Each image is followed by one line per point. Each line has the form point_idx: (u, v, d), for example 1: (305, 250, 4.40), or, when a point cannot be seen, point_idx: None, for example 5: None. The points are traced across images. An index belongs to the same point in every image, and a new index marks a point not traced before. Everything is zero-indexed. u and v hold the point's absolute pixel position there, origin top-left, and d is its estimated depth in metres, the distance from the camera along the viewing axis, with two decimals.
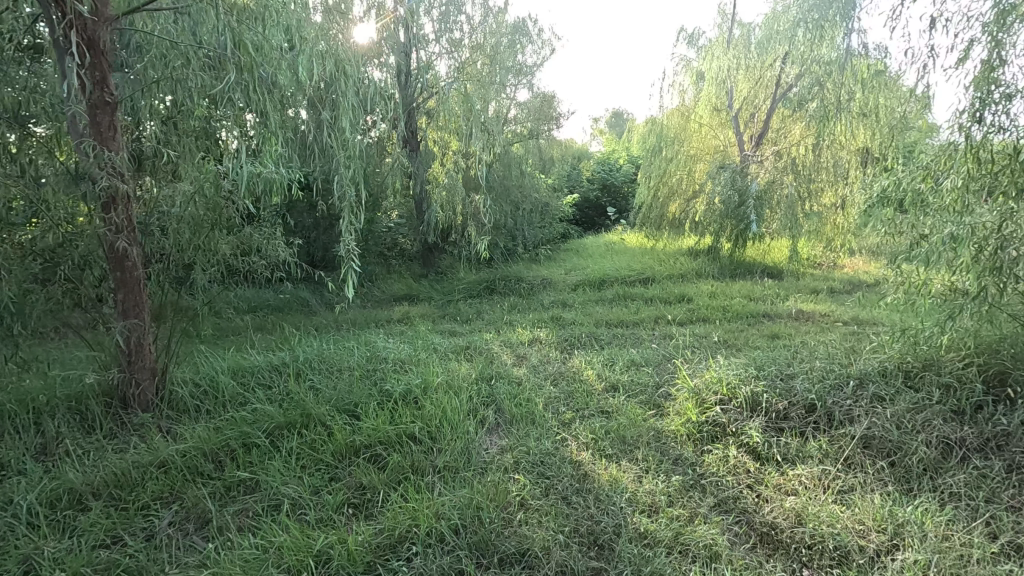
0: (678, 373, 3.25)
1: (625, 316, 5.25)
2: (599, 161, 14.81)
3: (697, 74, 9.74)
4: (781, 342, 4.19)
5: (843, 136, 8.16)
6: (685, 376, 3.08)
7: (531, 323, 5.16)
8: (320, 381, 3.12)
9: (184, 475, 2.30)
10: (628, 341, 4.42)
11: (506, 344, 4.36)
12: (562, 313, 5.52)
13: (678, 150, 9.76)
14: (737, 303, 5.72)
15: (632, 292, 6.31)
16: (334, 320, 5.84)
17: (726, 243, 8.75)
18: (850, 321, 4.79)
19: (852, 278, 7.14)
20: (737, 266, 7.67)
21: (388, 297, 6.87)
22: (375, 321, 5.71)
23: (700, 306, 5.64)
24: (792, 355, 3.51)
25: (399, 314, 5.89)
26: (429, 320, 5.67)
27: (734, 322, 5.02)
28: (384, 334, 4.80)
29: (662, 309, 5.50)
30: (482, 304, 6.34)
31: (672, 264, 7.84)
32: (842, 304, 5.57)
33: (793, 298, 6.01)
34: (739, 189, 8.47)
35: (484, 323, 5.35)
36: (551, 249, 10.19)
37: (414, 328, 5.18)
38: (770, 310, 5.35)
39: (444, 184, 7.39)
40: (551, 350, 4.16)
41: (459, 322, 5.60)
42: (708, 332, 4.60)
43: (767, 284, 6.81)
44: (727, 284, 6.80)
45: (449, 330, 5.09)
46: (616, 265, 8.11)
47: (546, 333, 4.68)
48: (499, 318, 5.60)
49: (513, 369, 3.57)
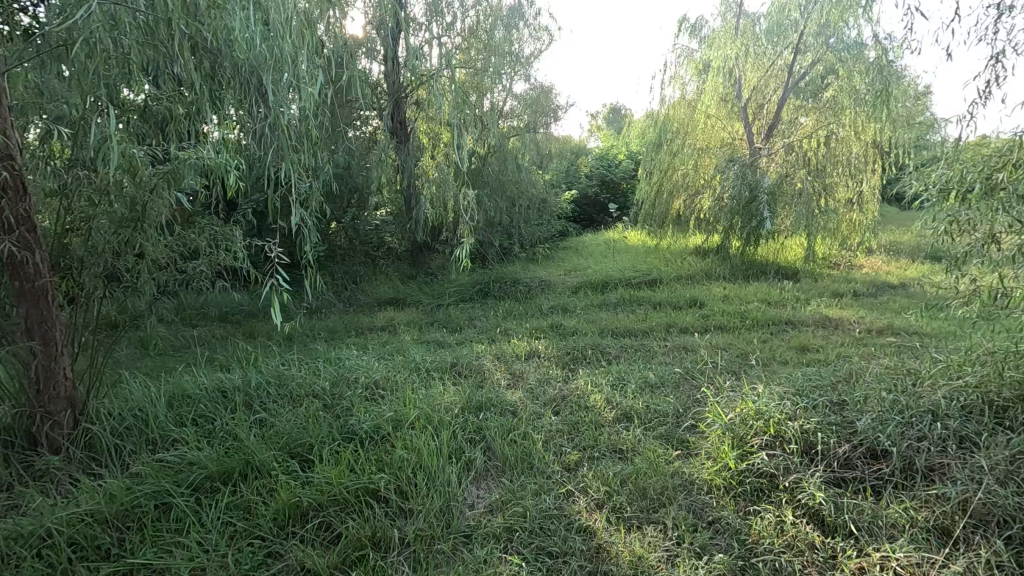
0: (705, 403, 2.72)
1: (634, 324, 4.71)
2: (597, 157, 14.23)
3: (699, 67, 9.05)
4: (815, 358, 3.66)
5: (856, 128, 8.01)
6: (715, 407, 2.56)
7: (528, 332, 4.63)
8: (274, 414, 2.59)
9: (75, 554, 1.77)
10: (638, 355, 3.88)
11: (500, 360, 3.82)
12: (563, 320, 4.99)
13: (684, 143, 9.18)
14: (756, 308, 5.20)
15: (638, 295, 5.80)
16: (311, 328, 5.29)
17: (736, 242, 8.02)
18: (883, 329, 4.31)
19: (874, 279, 6.63)
20: (750, 266, 7.16)
21: (373, 301, 6.32)
22: (356, 330, 5.16)
23: (714, 312, 5.12)
24: (836, 376, 2.99)
25: (383, 321, 5.35)
26: (416, 329, 5.12)
27: (755, 331, 4.49)
28: (361, 347, 4.24)
29: (674, 315, 4.97)
30: (475, 309, 5.82)
31: (679, 264, 7.33)
32: (870, 309, 5.09)
33: (816, 302, 5.49)
34: (750, 183, 7.80)
35: (477, 333, 4.81)
36: (549, 248, 9.62)
37: (398, 339, 4.64)
38: (793, 316, 4.83)
39: (435, 179, 6.86)
40: (552, 366, 3.62)
41: (449, 331, 5.06)
42: (729, 345, 4.06)
43: (785, 285, 6.29)
44: (740, 286, 6.28)
45: (435, 342, 4.55)
46: (618, 265, 7.58)
47: (545, 345, 4.14)
48: (493, 326, 5.05)
49: (507, 392, 3.05)
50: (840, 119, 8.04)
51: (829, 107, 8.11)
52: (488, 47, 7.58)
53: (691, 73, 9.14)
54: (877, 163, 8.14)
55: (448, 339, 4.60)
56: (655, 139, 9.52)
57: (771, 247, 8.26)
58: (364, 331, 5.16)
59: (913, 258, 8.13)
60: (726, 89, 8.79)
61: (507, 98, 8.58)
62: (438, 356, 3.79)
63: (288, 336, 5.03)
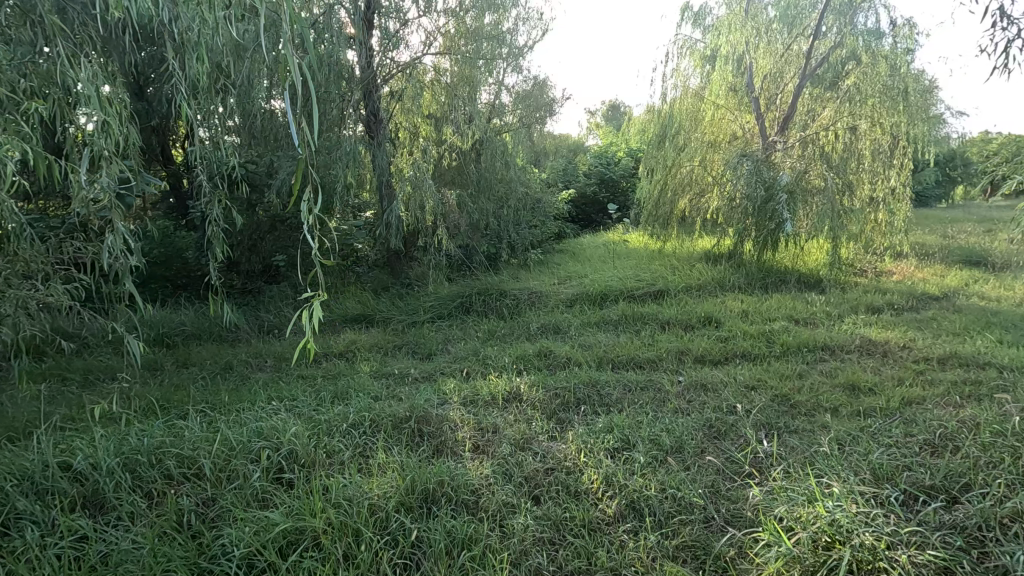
0: (756, 507, 1.93)
1: (638, 351, 3.90)
2: (596, 154, 13.47)
3: (703, 56, 8.28)
4: (875, 405, 2.85)
5: (877, 120, 7.29)
6: (771, 522, 1.79)
7: (509, 363, 3.82)
8: (129, 523, 1.85)
9: None
10: (647, 400, 3.07)
11: (468, 408, 3.01)
12: (553, 345, 4.17)
13: (691, 136, 8.29)
14: (784, 329, 4.39)
15: (643, 311, 4.98)
16: (257, 355, 4.49)
17: (750, 246, 7.08)
18: (944, 361, 3.53)
19: (912, 288, 5.81)
20: (766, 274, 6.37)
21: (337, 319, 5.51)
22: (308, 358, 4.37)
23: (735, 334, 4.32)
24: (923, 451, 2.19)
25: (343, 346, 4.55)
26: (381, 357, 4.33)
27: (789, 361, 3.69)
28: (300, 389, 3.42)
29: (687, 339, 4.16)
30: (453, 328, 5.03)
31: (687, 271, 6.53)
32: (921, 330, 4.28)
33: (853, 319, 4.69)
34: (765, 180, 6.82)
35: (450, 364, 4.00)
36: (542, 254, 8.76)
37: (354, 375, 3.82)
38: (833, 339, 4.02)
39: (407, 178, 6.07)
40: (536, 418, 2.82)
41: (418, 360, 4.26)
42: (760, 385, 3.25)
43: (811, 298, 5.48)
44: (759, 299, 5.47)
45: (396, 379, 3.73)
46: (620, 273, 6.77)
47: (530, 383, 3.33)
48: (471, 351, 4.26)
49: (469, 467, 2.26)
50: (862, 109, 7.32)
51: (848, 96, 7.41)
52: (476, 30, 6.78)
53: (695, 63, 8.36)
54: (904, 158, 7.37)
55: (414, 373, 3.81)
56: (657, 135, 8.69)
57: (789, 252, 7.18)
58: (317, 360, 4.36)
59: (948, 262, 7.30)
60: (736, 78, 8.03)
61: (495, 91, 7.70)
62: (391, 403, 3.00)
63: (225, 367, 4.24)
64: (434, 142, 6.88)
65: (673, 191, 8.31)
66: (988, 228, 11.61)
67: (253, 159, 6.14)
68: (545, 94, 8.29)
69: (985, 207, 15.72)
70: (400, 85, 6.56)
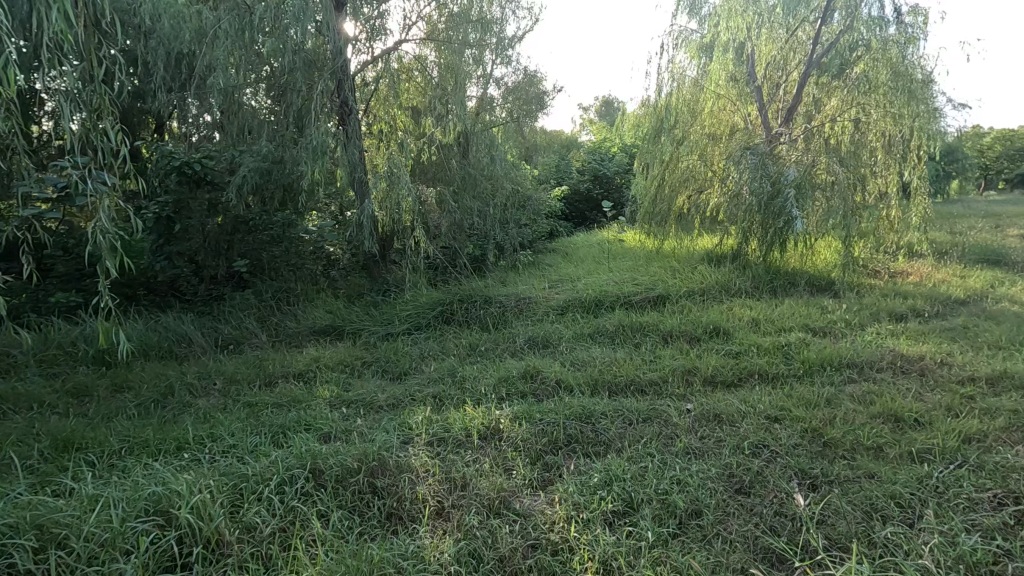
0: None
1: (639, 372, 3.39)
2: (590, 150, 12.99)
3: (699, 47, 7.75)
4: (929, 446, 2.36)
5: (890, 110, 6.81)
6: None
7: (489, 387, 3.30)
8: None
9: None
10: (651, 438, 2.57)
11: (436, 452, 2.50)
12: (541, 364, 3.66)
13: (689, 129, 7.75)
14: (802, 342, 3.89)
15: (642, 320, 4.46)
16: (205, 375, 3.94)
17: (755, 247, 6.49)
18: (994, 385, 3.04)
19: (935, 292, 5.32)
20: (774, 276, 5.87)
21: (304, 331, 4.98)
22: (263, 379, 3.83)
23: (746, 348, 3.82)
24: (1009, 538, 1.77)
25: (303, 364, 4.02)
26: (345, 379, 3.80)
27: (812, 383, 3.19)
28: (241, 425, 2.90)
29: (694, 356, 3.66)
30: (430, 342, 4.50)
31: (687, 274, 6.02)
32: (958, 343, 3.79)
33: (876, 328, 4.20)
34: (771, 175, 6.28)
35: (423, 388, 3.48)
36: (533, 256, 8.25)
37: (310, 405, 3.29)
38: (861, 355, 3.52)
39: (382, 175, 5.52)
40: (517, 468, 2.32)
41: (388, 382, 3.73)
42: (784, 417, 2.74)
43: (826, 304, 4.99)
44: (768, 305, 4.98)
45: (356, 410, 3.19)
46: (615, 275, 6.25)
47: (513, 416, 2.82)
48: (448, 371, 3.73)
49: (424, 550, 1.79)
50: (871, 98, 6.88)
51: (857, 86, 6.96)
52: (457, 14, 6.23)
53: (691, 54, 7.85)
54: (917, 152, 6.88)
55: (380, 402, 3.28)
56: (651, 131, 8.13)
57: (798, 253, 6.51)
58: (273, 383, 3.82)
59: (966, 261, 6.83)
60: (737, 67, 7.53)
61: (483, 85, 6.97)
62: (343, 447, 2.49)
63: (166, 391, 3.69)
64: (414, 136, 6.34)
65: (672, 187, 7.79)
66: (997, 224, 11.17)
67: (212, 155, 5.58)
68: (534, 86, 7.82)
69: (988, 204, 15.35)
70: (379, 74, 6.03)
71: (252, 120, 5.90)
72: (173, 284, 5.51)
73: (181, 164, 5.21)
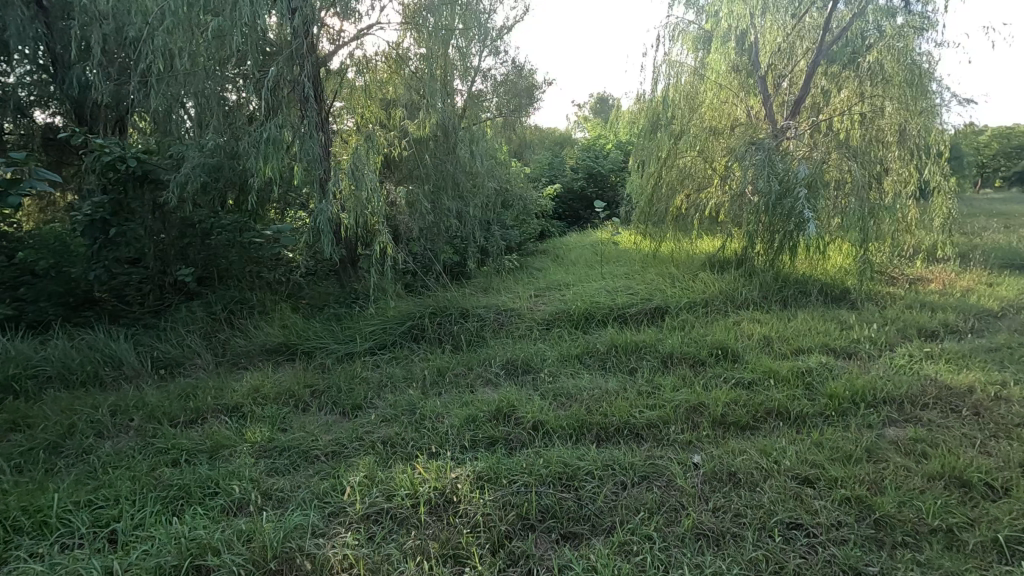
0: None
1: (634, 412, 2.79)
2: (582, 146, 12.42)
3: (696, 39, 7.18)
4: (1018, 532, 1.82)
5: (907, 103, 6.24)
6: None
7: (452, 432, 2.71)
8: None
9: None
10: (651, 513, 2.01)
11: (373, 538, 1.93)
12: (518, 397, 3.07)
13: (688, 122, 7.14)
14: (825, 367, 3.33)
15: (637, 339, 3.87)
16: (122, 409, 3.33)
17: (761, 251, 5.89)
18: None
19: (966, 302, 4.77)
20: (783, 284, 5.31)
21: (255, 351, 4.38)
22: (188, 414, 3.23)
23: (759, 376, 3.24)
24: None
25: (240, 394, 3.41)
26: (286, 415, 3.19)
27: (846, 427, 2.62)
28: (139, 489, 2.32)
29: (699, 388, 3.07)
30: (394, 366, 3.90)
31: (689, 282, 5.43)
32: (1008, 370, 3.22)
33: (908, 350, 3.64)
34: (780, 173, 5.65)
35: (374, 431, 2.89)
36: (520, 260, 7.65)
37: (234, 455, 2.70)
38: (898, 388, 2.95)
39: (345, 172, 4.90)
40: (476, 566, 1.78)
41: (336, 420, 3.14)
42: (817, 478, 2.17)
43: (846, 318, 4.42)
44: (780, 319, 4.42)
45: (288, 463, 2.61)
46: (609, 283, 5.65)
47: (475, 476, 2.23)
48: (407, 406, 3.15)
49: None
50: (887, 90, 6.30)
51: (872, 77, 6.39)
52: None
53: (688, 47, 7.24)
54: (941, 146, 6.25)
55: (319, 451, 2.69)
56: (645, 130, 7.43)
57: (808, 259, 5.96)
58: (201, 419, 3.22)
59: (989, 266, 6.29)
60: (740, 56, 6.92)
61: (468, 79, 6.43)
62: (255, 534, 1.92)
63: (68, 431, 3.07)
64: (386, 130, 5.74)
65: (670, 185, 7.18)
66: (1006, 223, 10.68)
67: (154, 150, 4.94)
68: (524, 78, 7.35)
69: (989, 203, 14.72)
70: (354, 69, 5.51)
71: (200, 108, 5.19)
72: (109, 295, 4.88)
73: (114, 159, 4.55)
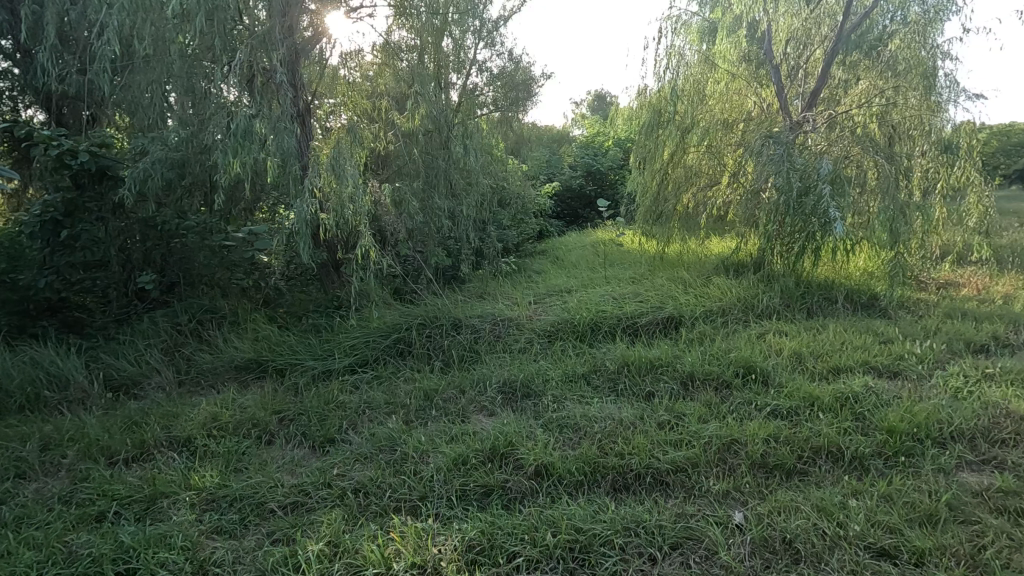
0: None
1: (657, 452, 2.34)
2: (581, 144, 11.97)
3: (702, 30, 6.73)
4: None
5: (933, 94, 5.79)
6: None
7: (439, 479, 2.26)
8: None
9: None
10: None
11: None
12: (518, 431, 2.61)
13: (697, 115, 6.65)
14: (873, 393, 2.87)
15: (652, 357, 3.39)
16: (54, 443, 2.85)
17: (779, 254, 5.43)
18: None
19: (1011, 311, 4.32)
20: (806, 290, 4.86)
21: (222, 369, 3.91)
22: (131, 450, 2.75)
23: (797, 403, 2.78)
24: None
25: (193, 424, 2.94)
26: (246, 451, 2.72)
27: (913, 474, 2.18)
28: (46, 566, 1.87)
29: (730, 419, 2.62)
30: (376, 388, 3.43)
31: (702, 288, 4.97)
32: None
33: (962, 370, 3.19)
34: (800, 169, 5.19)
35: (347, 473, 2.43)
36: (517, 262, 7.19)
37: (176, 508, 2.24)
38: (966, 420, 2.50)
39: (324, 167, 4.42)
40: None
41: (305, 458, 2.68)
42: (898, 550, 1.75)
43: (884, 330, 3.96)
44: (807, 331, 3.97)
45: (239, 519, 2.14)
46: (615, 289, 5.19)
47: (466, 549, 1.80)
48: (387, 441, 2.68)
49: None
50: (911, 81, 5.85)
51: (895, 67, 5.92)
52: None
53: (691, 40, 6.72)
54: (973, 140, 5.78)
55: (276, 503, 2.22)
56: (649, 125, 6.95)
57: (830, 263, 5.52)
58: (145, 456, 2.75)
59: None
60: (751, 46, 6.52)
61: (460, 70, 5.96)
62: None
63: None
64: (371, 124, 5.25)
65: (677, 183, 6.72)
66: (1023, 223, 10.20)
67: (111, 143, 4.44)
68: (521, 70, 6.88)
69: (997, 202, 13.81)
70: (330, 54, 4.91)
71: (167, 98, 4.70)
72: (62, 304, 4.39)
73: (63, 153, 4.05)
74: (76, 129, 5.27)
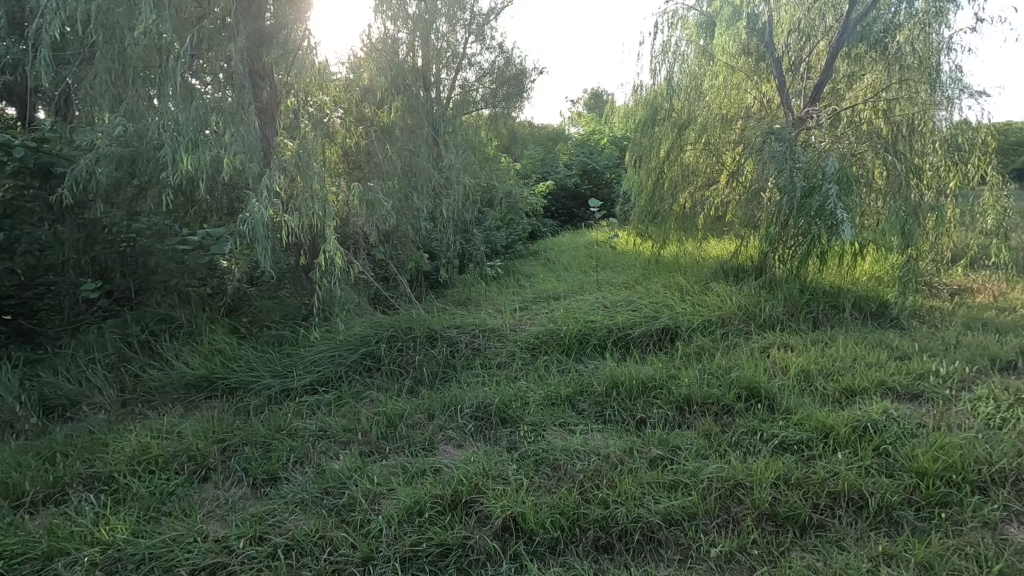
0: None
1: (647, 500, 1.99)
2: (577, 142, 11.62)
3: (698, 25, 6.35)
4: None
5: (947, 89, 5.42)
6: None
7: (388, 537, 1.90)
8: None
9: None
10: None
11: None
12: (487, 471, 2.25)
13: (694, 110, 6.28)
14: (897, 422, 2.51)
15: (644, 375, 3.03)
16: None
17: (782, 258, 5.08)
18: None
19: None
20: (811, 297, 4.52)
21: (169, 386, 3.54)
22: (41, 490, 2.39)
23: (809, 434, 2.42)
24: None
25: (119, 457, 2.57)
26: (174, 491, 2.36)
27: (950, 532, 1.83)
28: None
29: (733, 456, 2.26)
30: (336, 411, 3.07)
31: (699, 294, 4.62)
32: None
33: (991, 392, 2.84)
34: (805, 168, 4.82)
35: (283, 524, 2.08)
36: (505, 264, 6.83)
37: (71, 571, 1.88)
38: (1008, 460, 2.15)
39: (287, 165, 4.03)
40: None
41: (241, 500, 2.32)
42: None
43: (899, 342, 3.62)
44: (815, 344, 3.62)
45: None
46: (606, 295, 4.83)
47: None
48: (337, 480, 2.32)
49: None
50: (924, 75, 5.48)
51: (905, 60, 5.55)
52: None
53: (688, 35, 6.38)
54: (990, 136, 5.41)
55: (191, 566, 1.87)
56: (644, 121, 6.57)
57: (835, 267, 5.17)
58: (58, 497, 2.38)
59: None
60: (752, 38, 6.14)
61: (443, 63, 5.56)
62: None
63: None
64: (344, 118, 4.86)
65: (673, 181, 6.36)
66: None
67: (53, 137, 4.04)
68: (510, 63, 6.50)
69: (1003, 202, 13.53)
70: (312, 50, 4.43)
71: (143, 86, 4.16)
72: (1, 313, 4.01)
73: None
74: (24, 119, 4.73)
